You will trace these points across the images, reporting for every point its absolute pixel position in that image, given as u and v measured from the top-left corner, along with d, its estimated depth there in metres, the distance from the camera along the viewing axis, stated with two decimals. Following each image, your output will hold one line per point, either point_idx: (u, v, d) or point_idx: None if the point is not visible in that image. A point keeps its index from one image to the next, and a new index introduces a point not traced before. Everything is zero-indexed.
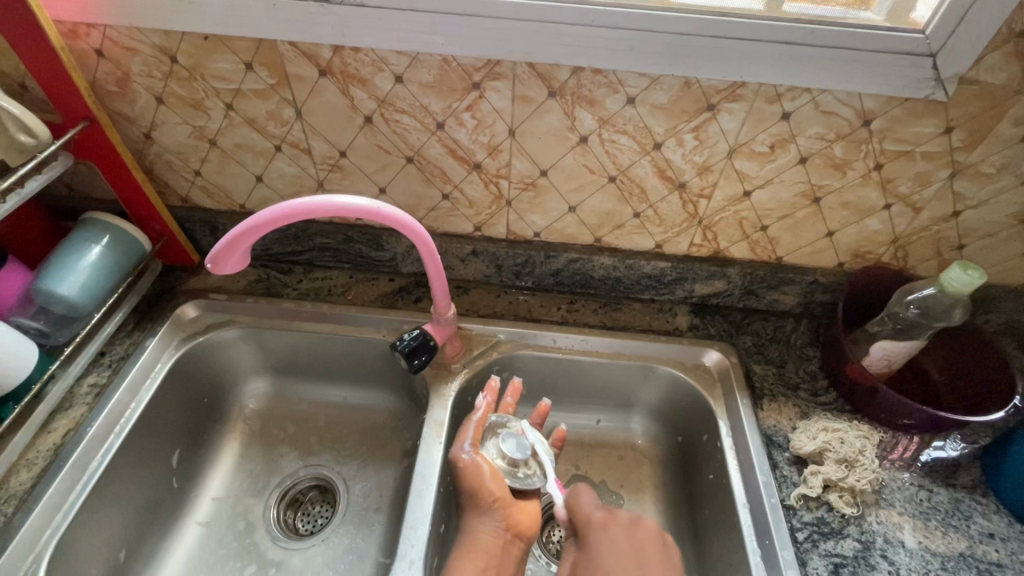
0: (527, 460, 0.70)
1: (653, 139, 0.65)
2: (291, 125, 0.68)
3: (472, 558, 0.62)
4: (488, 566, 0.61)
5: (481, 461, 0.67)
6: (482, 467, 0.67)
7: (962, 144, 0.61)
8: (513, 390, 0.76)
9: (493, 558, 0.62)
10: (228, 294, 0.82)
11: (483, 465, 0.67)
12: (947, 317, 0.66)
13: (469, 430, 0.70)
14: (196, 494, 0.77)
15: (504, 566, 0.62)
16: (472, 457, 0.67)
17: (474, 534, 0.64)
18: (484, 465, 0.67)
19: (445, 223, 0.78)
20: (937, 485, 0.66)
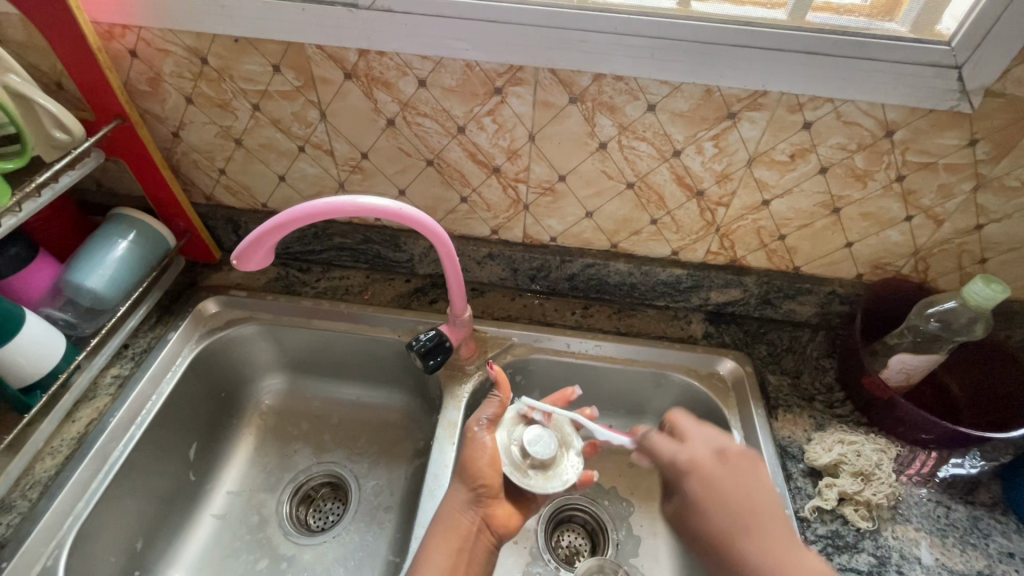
0: (542, 460, 0.63)
1: (673, 147, 0.65)
2: (315, 126, 0.70)
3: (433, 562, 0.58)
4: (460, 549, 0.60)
5: (485, 437, 0.65)
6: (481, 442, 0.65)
7: (985, 156, 0.60)
8: (564, 399, 0.70)
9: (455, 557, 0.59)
10: (247, 291, 0.83)
11: (486, 441, 0.65)
12: (967, 332, 0.66)
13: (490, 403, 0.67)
14: (211, 487, 0.78)
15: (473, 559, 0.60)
16: (480, 431, 0.66)
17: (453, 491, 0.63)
18: (682, 431, 0.61)
19: (463, 225, 0.79)
20: (955, 502, 0.65)
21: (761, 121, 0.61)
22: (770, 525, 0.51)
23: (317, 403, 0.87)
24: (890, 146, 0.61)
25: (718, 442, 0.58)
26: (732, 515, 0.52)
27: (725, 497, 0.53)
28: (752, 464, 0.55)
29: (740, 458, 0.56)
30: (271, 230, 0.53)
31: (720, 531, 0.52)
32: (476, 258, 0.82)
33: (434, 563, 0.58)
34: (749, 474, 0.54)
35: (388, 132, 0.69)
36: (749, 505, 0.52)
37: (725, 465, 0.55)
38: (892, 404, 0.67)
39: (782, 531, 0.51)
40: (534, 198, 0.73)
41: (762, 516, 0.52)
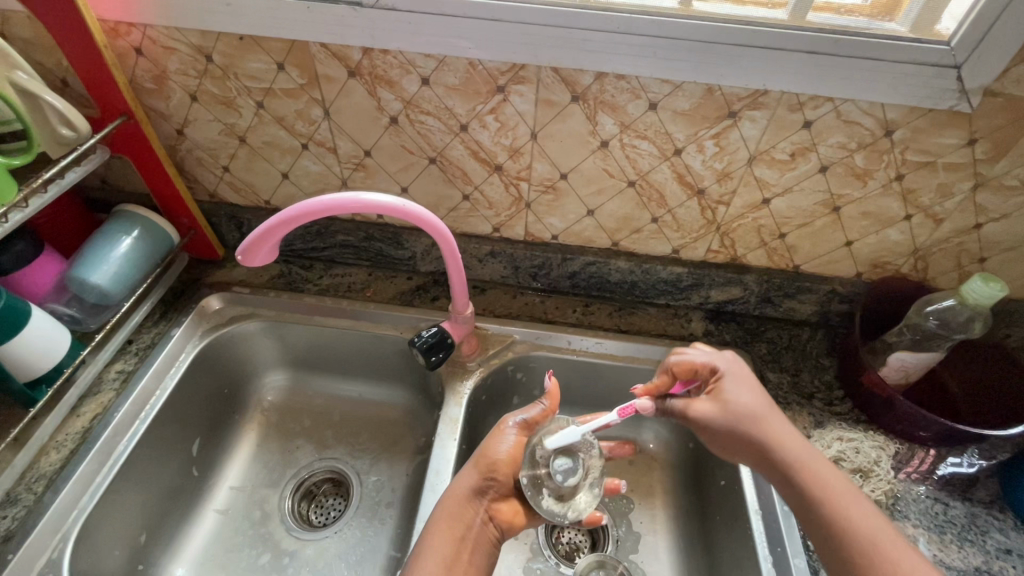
0: (563, 491, 0.61)
1: (674, 145, 0.65)
2: (318, 124, 0.70)
3: (434, 547, 0.57)
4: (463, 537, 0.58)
5: (512, 434, 0.63)
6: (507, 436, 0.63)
7: (985, 155, 0.61)
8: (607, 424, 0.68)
9: (455, 542, 0.58)
10: (251, 288, 0.84)
11: (510, 439, 0.63)
12: (966, 329, 0.66)
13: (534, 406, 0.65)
14: (214, 482, 0.79)
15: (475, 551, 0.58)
16: (511, 426, 0.63)
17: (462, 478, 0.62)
18: (692, 356, 0.64)
19: (465, 223, 0.79)
20: (953, 498, 0.66)
21: (762, 120, 0.62)
22: (782, 426, 0.57)
23: (320, 400, 0.87)
24: (890, 145, 0.62)
25: (726, 359, 0.63)
26: (757, 426, 0.57)
27: (747, 408, 0.58)
28: (751, 378, 0.62)
29: (741, 371, 0.62)
30: (275, 229, 0.53)
31: (749, 428, 0.57)
32: (477, 258, 0.83)
33: (434, 548, 0.57)
34: (755, 386, 0.60)
35: (390, 132, 0.69)
36: (764, 410, 0.58)
37: (741, 383, 0.60)
38: (891, 402, 0.68)
39: (789, 429, 0.57)
40: (534, 197, 0.74)
41: (773, 419, 0.57)
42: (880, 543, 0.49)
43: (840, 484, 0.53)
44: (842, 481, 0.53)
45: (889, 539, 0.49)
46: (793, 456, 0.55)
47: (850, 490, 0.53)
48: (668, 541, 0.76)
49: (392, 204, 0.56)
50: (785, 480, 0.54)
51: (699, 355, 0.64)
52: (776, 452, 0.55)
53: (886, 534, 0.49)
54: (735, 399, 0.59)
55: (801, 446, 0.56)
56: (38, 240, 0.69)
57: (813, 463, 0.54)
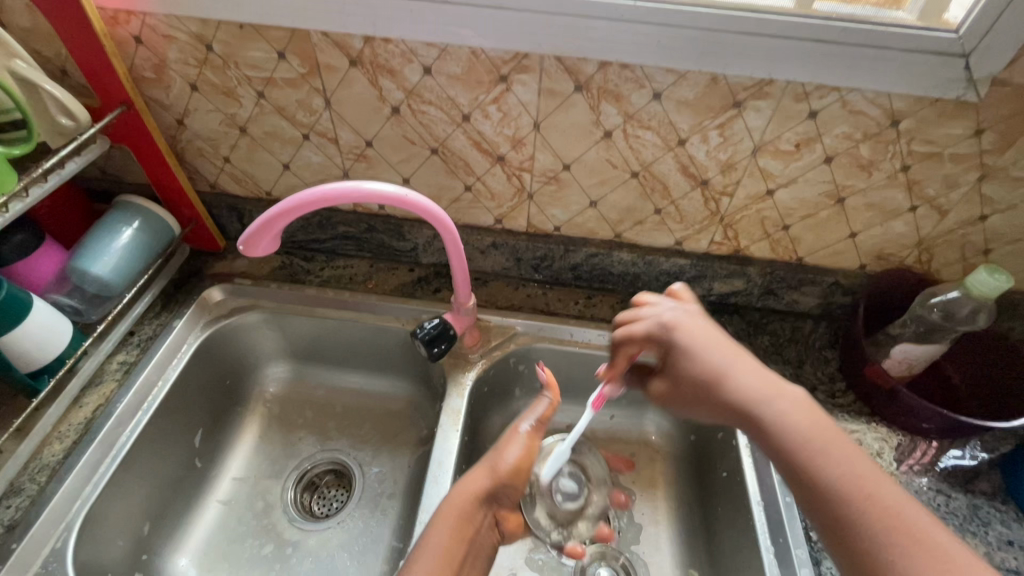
0: (563, 514, 0.74)
1: (678, 136, 0.65)
2: (319, 114, 0.70)
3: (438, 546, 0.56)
4: (465, 533, 0.58)
5: (520, 440, 0.64)
6: (515, 442, 0.64)
7: (992, 146, 0.60)
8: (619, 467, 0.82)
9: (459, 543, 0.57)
10: (252, 279, 0.83)
11: (517, 445, 0.64)
12: (971, 321, 0.66)
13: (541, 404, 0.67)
14: (216, 473, 0.79)
15: (476, 552, 0.59)
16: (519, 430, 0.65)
17: (471, 482, 0.61)
18: (637, 317, 0.62)
19: (467, 215, 0.79)
20: (955, 490, 0.65)
21: (768, 109, 0.61)
22: (732, 376, 0.54)
23: (321, 391, 0.87)
24: (896, 136, 0.61)
25: (675, 317, 0.60)
26: (708, 382, 0.55)
27: (696, 368, 0.56)
28: (702, 331, 0.59)
29: (691, 325, 0.59)
30: (280, 217, 0.53)
31: (700, 386, 0.56)
32: (479, 249, 0.82)
33: (438, 545, 0.56)
34: (706, 339, 0.58)
35: (391, 122, 0.69)
36: (714, 367, 0.55)
37: (688, 337, 0.58)
38: (894, 394, 0.67)
39: (745, 376, 0.54)
40: (536, 188, 0.73)
41: (724, 369, 0.55)
42: (842, 483, 0.44)
43: (811, 423, 0.49)
44: (815, 422, 0.49)
45: (865, 475, 0.45)
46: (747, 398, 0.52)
47: (824, 431, 0.48)
48: (669, 533, 0.77)
49: (399, 193, 0.55)
50: (750, 432, 0.52)
51: (648, 315, 0.62)
52: (732, 405, 0.53)
53: (862, 472, 0.45)
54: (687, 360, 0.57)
55: (757, 391, 0.52)
56: (38, 230, 0.69)
57: (769, 407, 0.51)
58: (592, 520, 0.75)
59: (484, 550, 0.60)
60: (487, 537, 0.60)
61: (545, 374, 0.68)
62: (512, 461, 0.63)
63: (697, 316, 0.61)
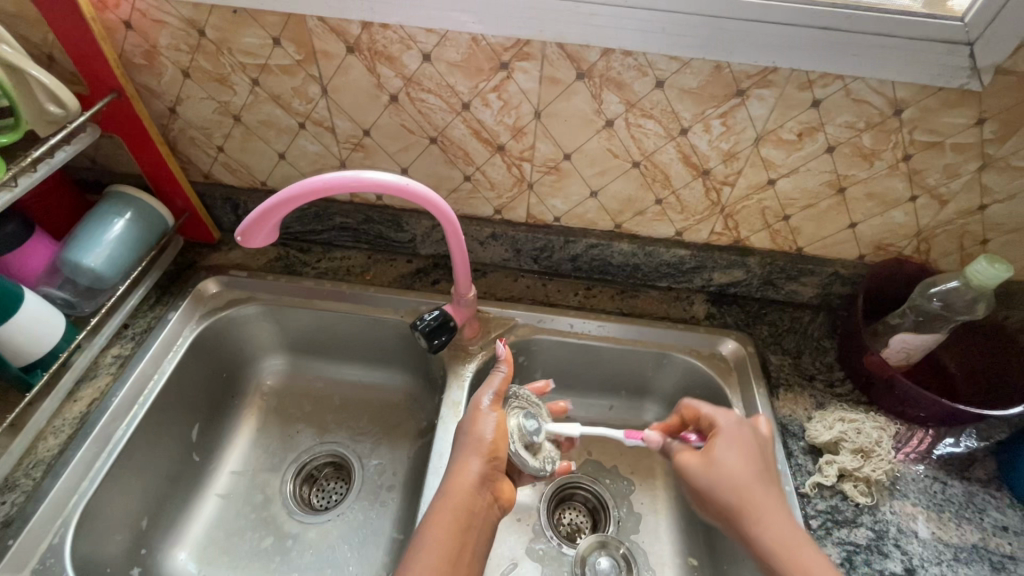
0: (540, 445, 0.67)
1: (680, 125, 0.64)
2: (315, 102, 0.68)
3: (439, 532, 0.56)
4: (464, 522, 0.57)
5: (492, 413, 0.64)
6: (489, 417, 0.64)
7: (992, 136, 0.60)
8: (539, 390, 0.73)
9: (461, 531, 0.56)
10: (248, 271, 0.82)
11: (493, 418, 0.63)
12: (970, 311, 0.66)
13: (496, 377, 0.66)
14: (216, 467, 0.78)
15: (479, 531, 0.58)
16: (488, 407, 0.64)
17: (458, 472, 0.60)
18: (703, 405, 0.63)
19: (466, 205, 0.78)
20: (951, 477, 0.66)
21: (771, 98, 0.60)
22: (765, 497, 0.54)
23: (321, 384, 0.87)
24: (899, 125, 0.61)
25: (731, 421, 0.60)
26: (733, 490, 0.55)
27: (731, 472, 0.56)
28: (757, 449, 0.58)
29: (745, 436, 0.59)
30: (283, 204, 0.52)
31: (722, 489, 0.55)
32: (478, 240, 0.81)
33: (440, 537, 0.55)
34: (756, 455, 0.57)
35: (390, 110, 0.68)
36: (748, 479, 0.55)
37: (736, 446, 0.58)
38: (892, 383, 0.68)
39: (776, 503, 0.54)
40: (536, 178, 0.73)
41: (758, 488, 0.55)
42: None
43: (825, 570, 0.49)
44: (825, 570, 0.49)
45: None
46: (767, 522, 0.53)
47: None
48: (668, 521, 0.77)
49: (404, 183, 0.54)
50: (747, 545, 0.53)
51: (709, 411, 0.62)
52: (742, 515, 0.53)
53: None
54: (723, 460, 0.57)
55: (779, 526, 0.52)
56: (28, 221, 0.67)
57: (792, 542, 0.51)
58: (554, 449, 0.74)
59: (489, 527, 0.60)
60: (489, 515, 0.60)
61: (503, 348, 0.68)
62: (488, 436, 0.62)
63: (762, 438, 0.60)
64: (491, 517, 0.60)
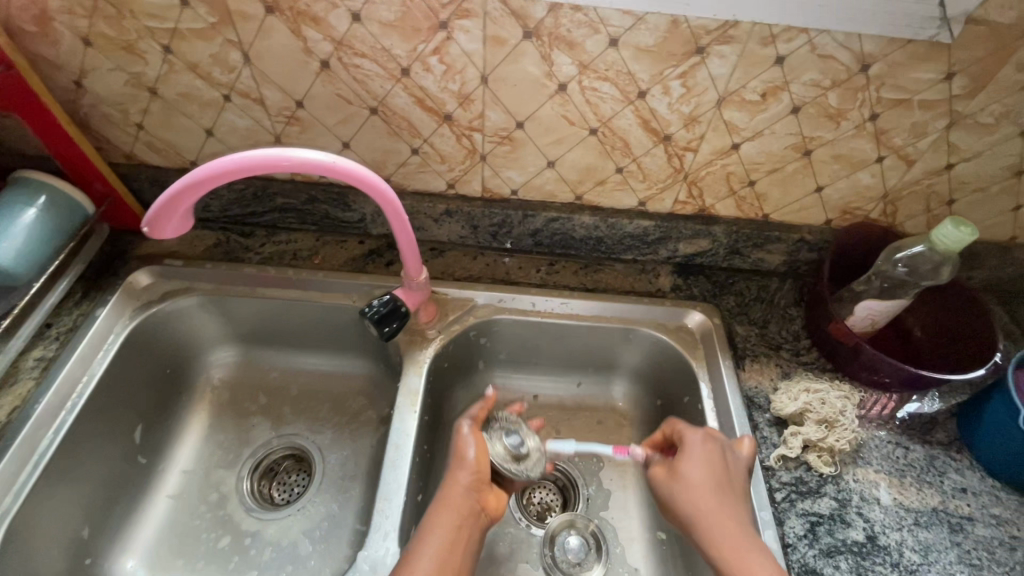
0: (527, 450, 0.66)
1: (637, 87, 0.60)
2: (239, 71, 0.61)
3: (432, 540, 0.55)
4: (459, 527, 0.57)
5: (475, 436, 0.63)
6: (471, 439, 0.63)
7: (959, 92, 0.58)
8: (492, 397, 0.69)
9: (454, 536, 0.56)
10: (184, 260, 0.76)
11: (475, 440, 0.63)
12: (934, 275, 0.64)
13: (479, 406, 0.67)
14: (165, 467, 0.74)
15: (469, 537, 0.57)
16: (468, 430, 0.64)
17: (452, 481, 0.60)
18: (682, 424, 0.62)
19: (416, 179, 0.73)
20: (913, 442, 0.66)
21: (732, 55, 0.56)
22: (721, 513, 0.54)
23: (276, 374, 0.83)
24: (866, 82, 0.57)
25: (698, 437, 0.59)
26: (694, 506, 0.55)
27: (692, 489, 0.55)
28: (722, 465, 0.57)
29: (711, 452, 0.58)
30: (215, 178, 0.46)
31: (685, 505, 0.55)
32: (432, 217, 0.77)
33: (433, 540, 0.55)
34: (719, 474, 0.56)
35: (322, 78, 0.61)
36: (706, 493, 0.55)
37: (699, 461, 0.57)
38: (857, 351, 0.67)
39: (732, 519, 0.53)
40: (489, 149, 0.68)
41: (715, 506, 0.54)
42: None
43: None
44: None
45: None
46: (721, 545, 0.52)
47: None
48: (637, 495, 0.77)
49: (351, 168, 0.50)
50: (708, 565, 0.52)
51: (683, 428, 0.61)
52: (695, 529, 0.54)
53: None
54: (687, 477, 0.56)
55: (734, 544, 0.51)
56: None
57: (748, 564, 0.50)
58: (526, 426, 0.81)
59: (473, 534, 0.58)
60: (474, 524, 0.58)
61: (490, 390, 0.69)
62: (471, 455, 0.62)
63: (734, 454, 0.58)
64: (480, 525, 0.59)
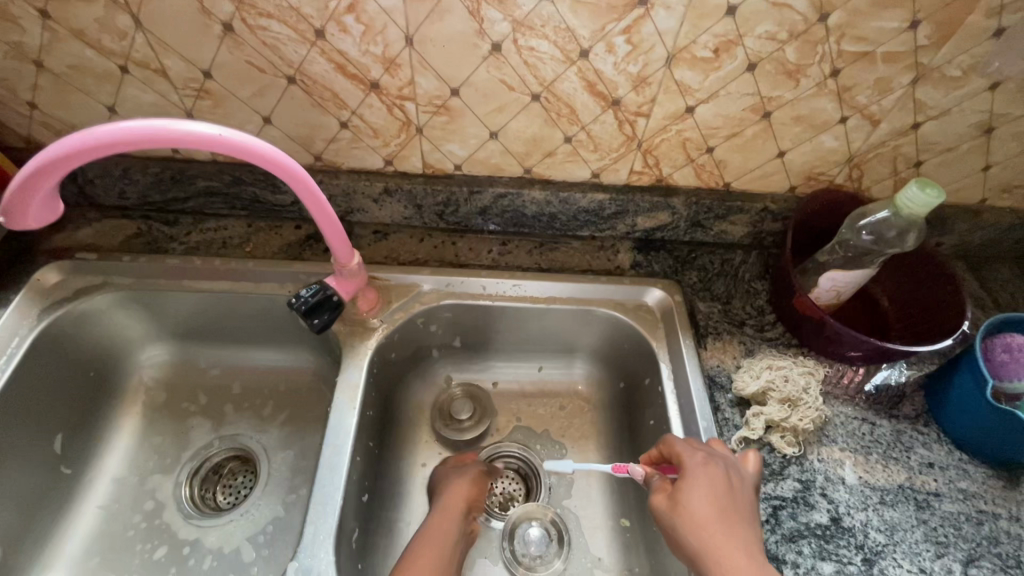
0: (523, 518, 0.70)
1: (578, 46, 0.54)
2: (131, 37, 0.55)
3: (430, 539, 0.56)
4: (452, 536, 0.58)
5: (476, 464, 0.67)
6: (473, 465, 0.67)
7: (924, 41, 0.53)
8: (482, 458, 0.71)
9: (450, 541, 0.57)
10: (99, 253, 0.70)
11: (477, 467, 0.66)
12: (898, 241, 0.61)
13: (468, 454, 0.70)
14: (93, 477, 0.69)
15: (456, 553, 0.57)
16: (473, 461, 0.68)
17: (453, 494, 0.62)
18: (681, 442, 0.55)
19: (350, 157, 0.67)
20: (880, 417, 0.63)
21: (679, 6, 0.51)
22: (727, 539, 0.47)
23: (216, 371, 0.77)
24: (825, 34, 0.53)
25: (698, 458, 0.52)
26: (697, 534, 0.47)
27: (695, 513, 0.48)
28: (726, 488, 0.50)
29: (714, 474, 0.51)
30: (74, 156, 0.41)
31: (686, 535, 0.48)
32: (371, 198, 0.71)
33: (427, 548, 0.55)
34: (725, 498, 0.49)
35: (227, 44, 0.55)
36: (711, 517, 0.48)
37: (701, 482, 0.50)
38: (822, 325, 0.64)
39: (744, 549, 0.46)
40: (424, 120, 0.62)
41: (720, 532, 0.47)
42: None
43: None
44: None
45: None
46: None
47: None
48: (601, 482, 0.73)
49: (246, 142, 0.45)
50: None
51: (683, 447, 0.54)
52: (706, 562, 0.46)
53: None
54: (688, 500, 0.49)
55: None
56: None
57: None
58: (470, 407, 0.76)
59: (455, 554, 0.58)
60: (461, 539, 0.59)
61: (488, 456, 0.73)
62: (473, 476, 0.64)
63: (737, 475, 0.52)
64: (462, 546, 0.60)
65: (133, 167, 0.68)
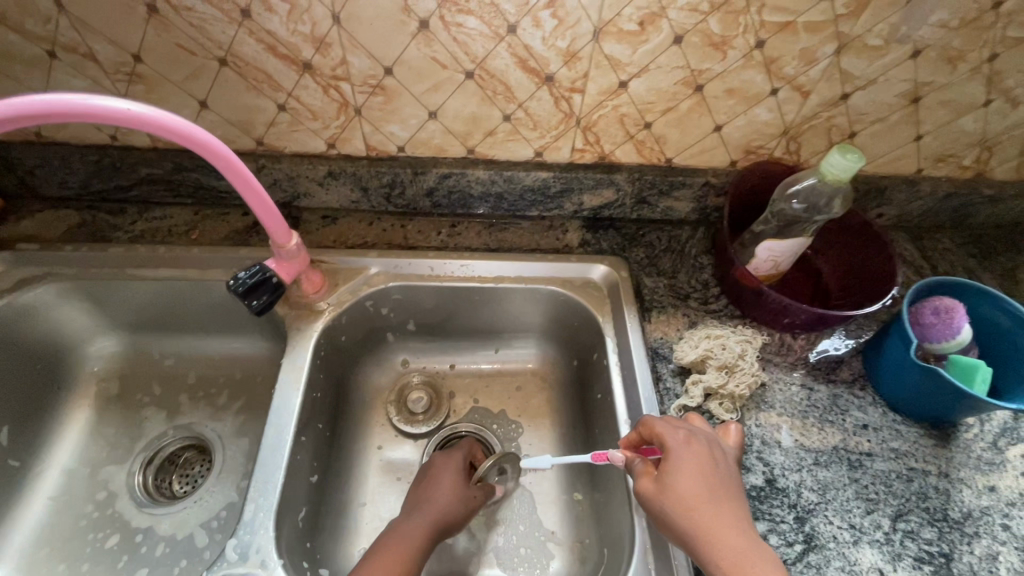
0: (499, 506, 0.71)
1: (505, 21, 0.55)
2: (55, 21, 0.54)
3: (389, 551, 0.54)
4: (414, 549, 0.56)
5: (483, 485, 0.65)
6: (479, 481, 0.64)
7: (842, 10, 0.54)
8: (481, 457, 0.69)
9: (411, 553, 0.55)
10: (41, 244, 0.70)
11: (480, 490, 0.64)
12: (828, 209, 0.62)
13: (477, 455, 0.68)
14: (42, 468, 0.69)
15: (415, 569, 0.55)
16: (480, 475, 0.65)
17: (430, 507, 0.60)
18: (659, 419, 0.53)
19: (292, 140, 0.67)
20: (818, 382, 0.65)
21: None
22: (718, 519, 0.47)
23: (169, 361, 0.77)
24: (745, 4, 0.54)
25: (678, 436, 0.51)
26: (690, 518, 0.47)
27: (684, 498, 0.48)
28: (711, 465, 0.50)
29: (697, 452, 0.50)
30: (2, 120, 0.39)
31: (680, 521, 0.47)
32: (316, 181, 0.71)
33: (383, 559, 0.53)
34: (710, 479, 0.49)
35: (154, 25, 0.55)
36: (700, 500, 0.47)
37: (687, 464, 0.49)
38: (760, 294, 0.65)
39: (736, 528, 0.47)
40: (362, 101, 0.62)
41: (711, 515, 0.47)
42: None
43: None
44: None
45: None
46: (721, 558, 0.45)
47: None
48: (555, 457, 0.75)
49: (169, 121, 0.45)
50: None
51: (662, 425, 0.52)
52: (698, 548, 0.46)
53: None
54: (677, 484, 0.48)
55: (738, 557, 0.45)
56: None
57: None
58: (425, 402, 0.77)
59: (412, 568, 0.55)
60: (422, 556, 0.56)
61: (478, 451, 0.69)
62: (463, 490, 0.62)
63: (720, 449, 0.52)
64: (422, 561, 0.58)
65: (72, 155, 0.67)
